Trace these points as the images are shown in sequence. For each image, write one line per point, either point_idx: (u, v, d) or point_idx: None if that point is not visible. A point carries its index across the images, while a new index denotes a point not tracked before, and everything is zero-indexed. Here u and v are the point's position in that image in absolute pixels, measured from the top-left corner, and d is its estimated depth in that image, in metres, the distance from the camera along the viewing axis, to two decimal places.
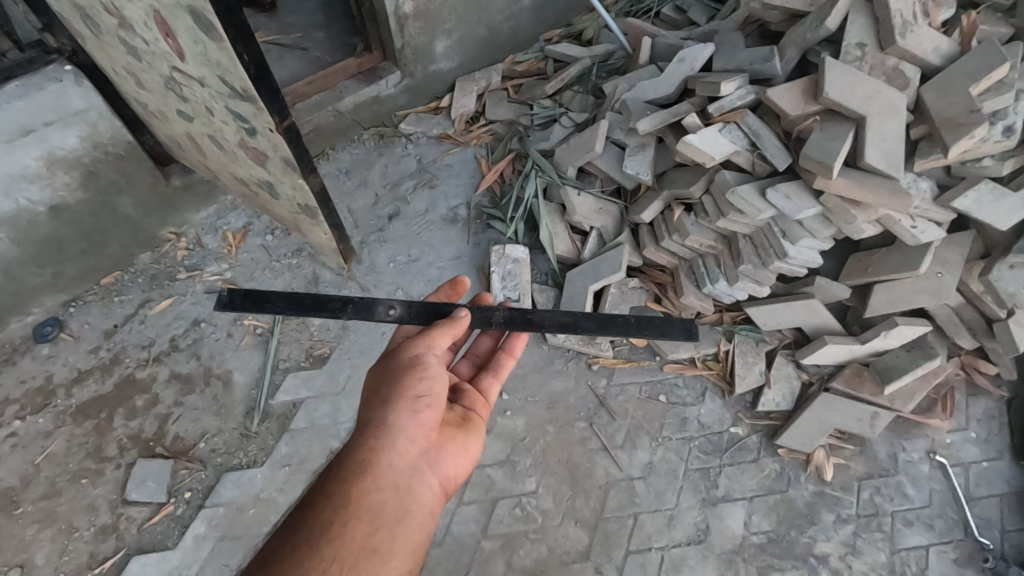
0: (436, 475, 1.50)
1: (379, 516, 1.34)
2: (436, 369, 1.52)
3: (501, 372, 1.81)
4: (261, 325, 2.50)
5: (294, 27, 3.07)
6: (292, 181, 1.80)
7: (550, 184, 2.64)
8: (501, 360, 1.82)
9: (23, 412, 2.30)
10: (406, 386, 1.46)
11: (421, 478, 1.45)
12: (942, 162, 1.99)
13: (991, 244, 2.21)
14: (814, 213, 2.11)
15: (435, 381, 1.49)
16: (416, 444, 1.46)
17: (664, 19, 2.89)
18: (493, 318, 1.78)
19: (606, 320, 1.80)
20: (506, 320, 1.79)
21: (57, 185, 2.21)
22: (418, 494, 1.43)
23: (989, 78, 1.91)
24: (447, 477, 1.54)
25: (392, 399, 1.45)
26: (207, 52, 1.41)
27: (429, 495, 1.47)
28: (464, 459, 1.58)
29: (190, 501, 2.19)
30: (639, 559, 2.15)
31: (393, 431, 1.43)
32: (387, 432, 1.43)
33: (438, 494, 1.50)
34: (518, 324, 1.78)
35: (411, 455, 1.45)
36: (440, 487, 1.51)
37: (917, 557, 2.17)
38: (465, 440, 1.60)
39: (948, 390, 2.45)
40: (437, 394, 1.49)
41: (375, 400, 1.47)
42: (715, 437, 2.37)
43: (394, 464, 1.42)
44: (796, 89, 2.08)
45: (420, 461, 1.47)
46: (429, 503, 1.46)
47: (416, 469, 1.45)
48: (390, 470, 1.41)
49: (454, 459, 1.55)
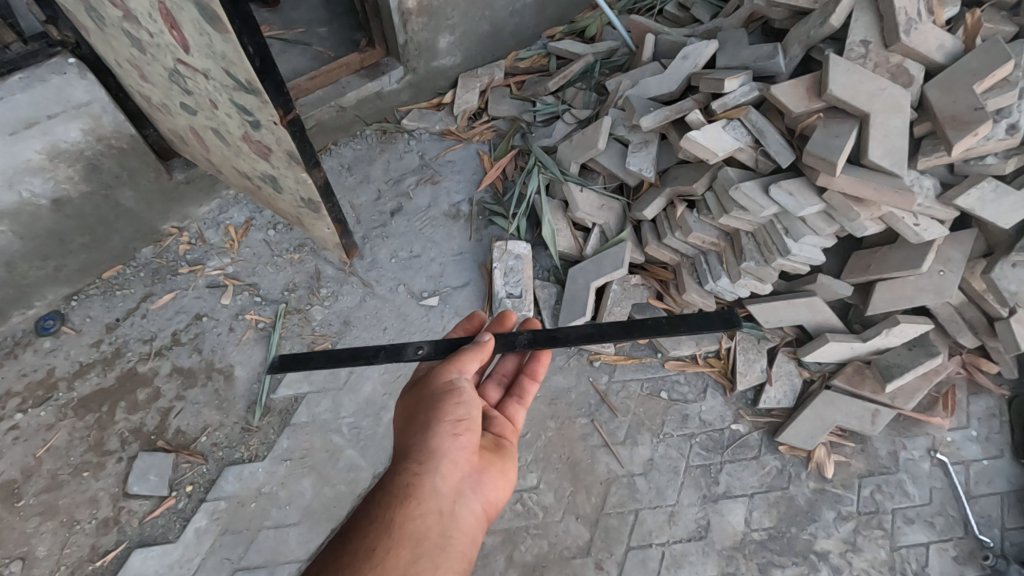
0: (477, 501, 1.42)
1: (423, 543, 1.24)
2: (472, 394, 1.48)
3: (525, 397, 1.77)
4: (263, 320, 2.50)
5: (297, 23, 3.07)
6: (296, 175, 1.80)
7: (552, 181, 2.64)
8: (524, 383, 1.79)
9: (24, 405, 2.30)
10: (445, 411, 1.42)
11: (463, 504, 1.38)
12: (946, 159, 1.99)
13: (994, 243, 2.21)
14: (817, 210, 2.11)
15: (472, 406, 1.45)
16: (458, 469, 1.39)
17: (667, 16, 2.89)
18: (518, 340, 1.69)
19: (632, 324, 1.67)
20: (531, 342, 1.68)
21: (60, 178, 2.21)
22: (460, 520, 1.35)
23: (993, 75, 1.91)
24: (487, 504, 1.46)
25: (432, 423, 1.40)
26: (211, 44, 1.41)
27: (471, 522, 1.38)
28: (502, 486, 1.52)
29: (191, 494, 2.20)
30: (639, 555, 2.15)
31: (436, 455, 1.37)
32: (430, 457, 1.36)
33: (479, 520, 1.42)
34: (541, 342, 1.67)
35: (454, 480, 1.38)
36: (481, 515, 1.43)
37: (917, 554, 2.18)
38: (502, 465, 1.54)
39: (950, 387, 2.44)
40: (475, 419, 1.45)
41: (415, 426, 1.42)
42: (716, 433, 2.37)
43: (437, 488, 1.34)
44: (800, 85, 2.08)
45: (461, 485, 1.39)
46: (471, 530, 1.38)
47: (458, 495, 1.38)
48: (434, 495, 1.33)
49: (493, 485, 1.49)
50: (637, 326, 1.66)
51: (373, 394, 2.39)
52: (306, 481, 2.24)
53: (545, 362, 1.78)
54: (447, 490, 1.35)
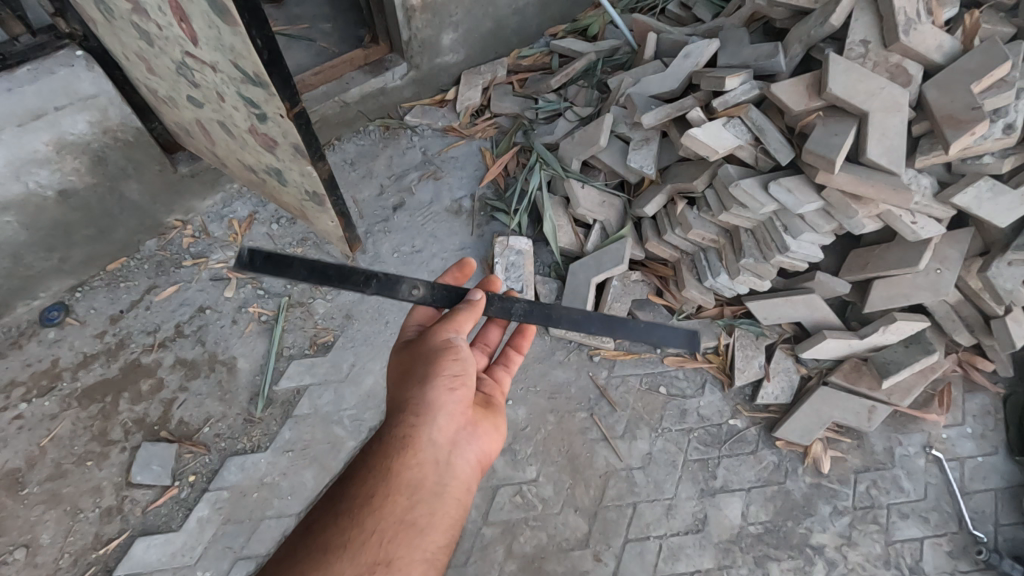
0: (472, 452, 1.48)
1: (420, 490, 1.31)
2: (467, 350, 1.53)
3: (512, 363, 1.83)
4: (266, 313, 2.53)
5: (301, 19, 3.08)
6: (301, 167, 1.82)
7: (554, 177, 2.67)
8: (508, 353, 1.84)
9: (28, 395, 2.32)
10: (441, 365, 1.47)
11: (459, 454, 1.44)
12: (943, 158, 2.02)
13: (990, 242, 2.24)
14: (815, 207, 2.14)
15: (468, 362, 1.50)
16: (453, 420, 1.45)
17: (669, 15, 2.92)
18: (513, 309, 1.74)
19: (619, 323, 1.75)
20: (526, 312, 1.74)
21: (66, 169, 2.23)
22: (455, 469, 1.41)
23: (990, 75, 1.93)
24: (481, 455, 1.52)
25: (428, 377, 1.45)
26: (220, 36, 1.43)
27: (466, 471, 1.45)
28: (495, 438, 1.58)
29: (194, 484, 2.22)
30: (637, 547, 2.17)
31: (432, 408, 1.42)
32: (426, 409, 1.41)
33: (474, 470, 1.49)
34: (534, 318, 1.73)
35: (450, 431, 1.43)
36: (475, 465, 1.50)
37: (911, 549, 2.20)
38: (494, 419, 1.60)
39: (945, 385, 2.47)
40: (470, 375, 1.50)
41: (412, 380, 1.46)
42: (714, 428, 2.39)
43: (434, 439, 1.39)
44: (800, 83, 2.10)
45: (456, 437, 1.45)
46: (466, 479, 1.44)
47: (454, 446, 1.43)
48: (430, 445, 1.38)
49: (487, 438, 1.55)
50: (623, 326, 1.74)
51: (374, 387, 2.41)
52: (307, 472, 2.26)
53: (529, 337, 1.81)
54: (442, 441, 1.41)
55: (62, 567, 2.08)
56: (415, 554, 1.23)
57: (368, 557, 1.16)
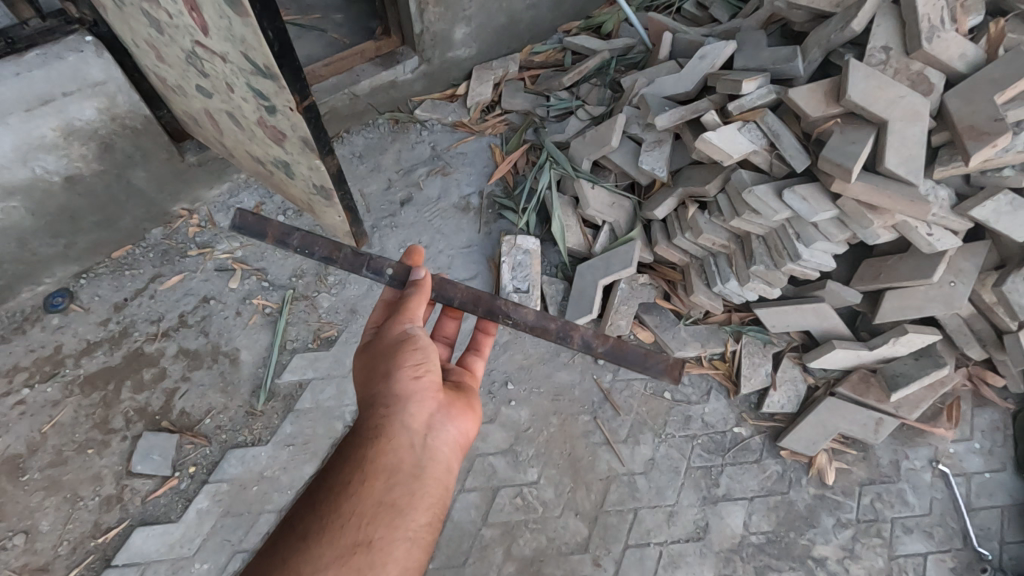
0: (450, 434, 1.50)
1: (397, 473, 1.36)
2: (424, 337, 1.57)
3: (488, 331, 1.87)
4: (270, 306, 2.51)
5: (313, 8, 3.05)
6: (309, 161, 1.80)
7: (564, 176, 2.64)
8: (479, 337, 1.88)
9: (31, 380, 2.32)
10: (403, 356, 1.50)
11: (435, 437, 1.46)
12: (963, 170, 1.98)
13: (1006, 255, 2.20)
14: (829, 216, 2.10)
15: (429, 349, 1.53)
16: (424, 406, 1.48)
17: (686, 15, 2.87)
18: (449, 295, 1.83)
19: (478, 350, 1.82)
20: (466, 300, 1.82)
21: (73, 155, 2.21)
22: (434, 451, 1.45)
23: (1014, 86, 1.89)
24: (460, 436, 1.54)
25: (391, 369, 1.49)
26: (231, 27, 1.41)
27: (446, 453, 1.48)
28: (472, 419, 1.59)
29: (194, 476, 2.21)
30: (637, 553, 2.16)
31: (402, 397, 1.45)
32: (394, 401, 1.45)
33: (454, 452, 1.51)
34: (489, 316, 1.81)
35: (423, 416, 1.46)
36: (455, 447, 1.52)
37: (915, 564, 2.18)
38: (469, 401, 1.61)
39: (954, 400, 2.44)
40: (433, 360, 1.53)
41: (378, 375, 1.50)
42: (718, 436, 2.37)
43: (406, 425, 1.43)
44: (818, 89, 2.07)
45: (431, 421, 1.48)
46: (446, 461, 1.47)
47: (429, 430, 1.46)
48: (403, 432, 1.42)
49: (464, 420, 1.56)
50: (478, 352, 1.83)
51: None
52: (307, 466, 2.24)
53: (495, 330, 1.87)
54: (416, 426, 1.44)
55: (61, 554, 2.08)
56: (397, 534, 1.28)
57: (348, 540, 1.22)
